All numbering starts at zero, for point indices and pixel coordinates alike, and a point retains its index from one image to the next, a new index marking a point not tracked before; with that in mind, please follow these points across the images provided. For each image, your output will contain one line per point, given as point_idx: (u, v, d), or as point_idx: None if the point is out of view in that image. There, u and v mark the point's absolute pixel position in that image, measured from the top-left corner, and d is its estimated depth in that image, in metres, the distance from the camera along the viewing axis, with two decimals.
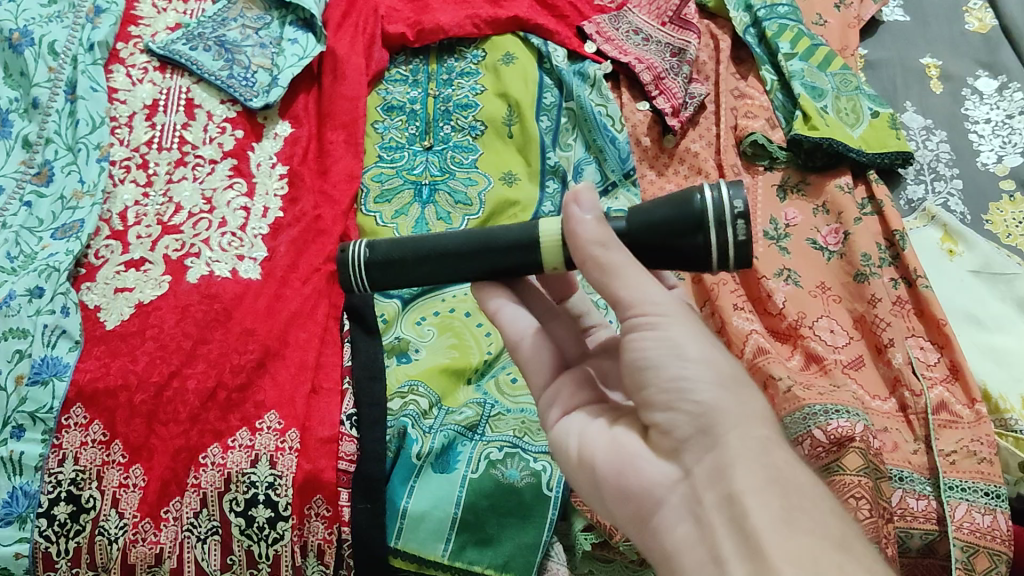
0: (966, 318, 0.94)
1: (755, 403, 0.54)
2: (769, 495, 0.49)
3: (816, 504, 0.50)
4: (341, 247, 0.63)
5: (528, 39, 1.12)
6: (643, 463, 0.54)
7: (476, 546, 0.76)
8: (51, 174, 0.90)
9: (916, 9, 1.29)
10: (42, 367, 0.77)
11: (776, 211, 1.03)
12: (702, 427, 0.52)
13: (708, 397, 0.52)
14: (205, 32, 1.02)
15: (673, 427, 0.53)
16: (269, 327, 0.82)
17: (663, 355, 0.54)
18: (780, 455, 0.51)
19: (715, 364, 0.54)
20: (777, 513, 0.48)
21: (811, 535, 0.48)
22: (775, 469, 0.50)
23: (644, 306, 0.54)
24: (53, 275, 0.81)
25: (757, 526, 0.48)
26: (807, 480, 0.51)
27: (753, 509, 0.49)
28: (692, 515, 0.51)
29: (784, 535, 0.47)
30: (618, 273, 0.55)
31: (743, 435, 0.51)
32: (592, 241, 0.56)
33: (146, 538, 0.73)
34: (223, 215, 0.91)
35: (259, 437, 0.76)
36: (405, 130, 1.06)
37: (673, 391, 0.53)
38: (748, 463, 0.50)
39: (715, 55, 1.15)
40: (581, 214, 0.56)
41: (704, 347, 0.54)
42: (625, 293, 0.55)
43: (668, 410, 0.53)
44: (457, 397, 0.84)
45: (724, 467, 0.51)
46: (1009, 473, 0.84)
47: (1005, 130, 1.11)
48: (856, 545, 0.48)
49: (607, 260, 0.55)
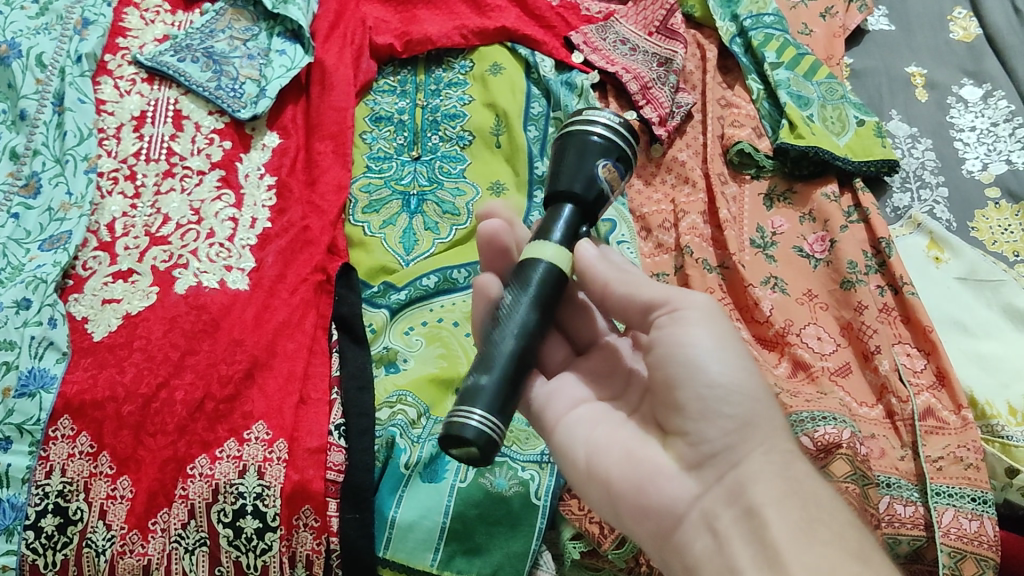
0: (953, 324, 0.95)
1: (777, 420, 0.58)
2: (790, 506, 0.53)
3: (834, 516, 0.54)
4: (459, 436, 0.50)
5: (515, 49, 1.13)
6: (664, 480, 0.57)
7: (465, 555, 0.76)
8: (39, 186, 0.89)
9: (901, 18, 1.30)
10: (30, 379, 0.77)
11: (763, 219, 1.04)
12: (730, 442, 0.56)
13: (739, 411, 0.56)
14: (194, 43, 1.02)
15: (704, 437, 0.57)
16: (257, 338, 0.82)
17: (697, 355, 0.57)
18: (801, 470, 0.56)
19: (744, 371, 0.57)
20: (796, 523, 0.52)
21: (827, 545, 0.51)
22: (794, 483, 0.55)
23: (675, 306, 0.58)
24: (41, 287, 0.81)
25: (776, 536, 0.52)
26: (825, 492, 0.55)
27: (773, 521, 0.53)
28: (711, 530, 0.55)
29: (802, 545, 0.51)
30: (641, 283, 0.60)
31: (768, 450, 0.56)
32: (604, 265, 0.60)
33: (134, 550, 0.73)
34: (211, 225, 0.91)
35: (247, 448, 0.76)
36: (393, 140, 1.06)
37: (705, 402, 0.56)
38: (769, 479, 0.55)
39: (701, 65, 1.17)
40: (591, 249, 0.60)
41: (735, 353, 0.57)
42: (651, 296, 0.59)
43: (701, 420, 0.57)
44: (446, 405, 0.83)
45: (744, 484, 0.55)
46: (995, 479, 0.84)
47: (989, 138, 1.12)
48: (874, 557, 0.52)
49: (629, 272, 0.61)
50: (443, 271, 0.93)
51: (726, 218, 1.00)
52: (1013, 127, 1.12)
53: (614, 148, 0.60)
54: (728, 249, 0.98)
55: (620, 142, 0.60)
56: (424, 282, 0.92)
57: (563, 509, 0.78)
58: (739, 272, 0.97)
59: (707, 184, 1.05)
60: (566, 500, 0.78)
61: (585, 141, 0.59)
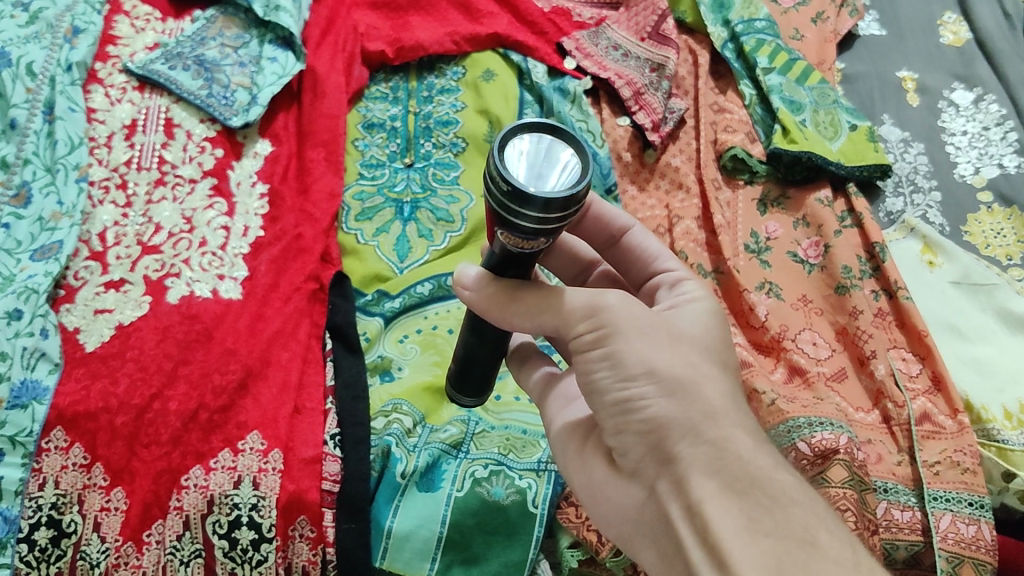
0: (947, 328, 0.95)
1: (707, 400, 0.52)
2: (727, 499, 0.49)
3: (777, 497, 0.49)
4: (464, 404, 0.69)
5: (508, 56, 1.13)
6: (613, 491, 0.56)
7: (462, 564, 0.75)
8: (29, 196, 0.88)
9: (891, 22, 1.30)
10: (22, 391, 0.75)
11: (756, 225, 1.04)
12: (653, 444, 0.52)
13: (657, 411, 0.52)
14: (184, 51, 1.01)
15: (626, 449, 0.54)
16: (250, 347, 0.82)
17: (608, 369, 0.53)
18: (734, 452, 0.51)
19: (655, 371, 0.52)
20: (739, 519, 0.48)
21: (773, 536, 0.48)
22: (729, 470, 0.50)
23: (583, 319, 0.53)
24: (33, 297, 0.80)
25: (720, 533, 0.48)
26: (765, 468, 0.51)
27: (714, 518, 0.49)
28: (665, 532, 0.52)
29: (748, 540, 0.48)
30: (546, 306, 0.53)
31: (695, 443, 0.51)
32: (495, 304, 0.54)
33: (129, 562, 0.72)
34: (203, 234, 0.90)
35: (241, 458, 0.75)
36: (385, 147, 1.06)
37: (623, 407, 0.53)
38: (702, 471, 0.50)
39: (694, 70, 1.16)
40: (473, 292, 0.54)
41: (646, 353, 0.52)
42: (562, 315, 0.53)
43: (619, 434, 0.54)
44: (441, 414, 0.83)
45: (680, 481, 0.51)
46: (992, 483, 0.84)
47: (981, 142, 1.12)
48: (823, 536, 0.48)
49: (525, 304, 0.53)
50: (437, 278, 0.93)
51: (721, 224, 1.01)
52: (1004, 131, 1.13)
53: (541, 229, 0.46)
54: (723, 255, 0.99)
55: (552, 223, 0.46)
56: (418, 289, 0.92)
57: (559, 517, 0.77)
58: (734, 277, 0.97)
59: (700, 189, 1.05)
60: (562, 508, 0.78)
61: (502, 211, 0.46)
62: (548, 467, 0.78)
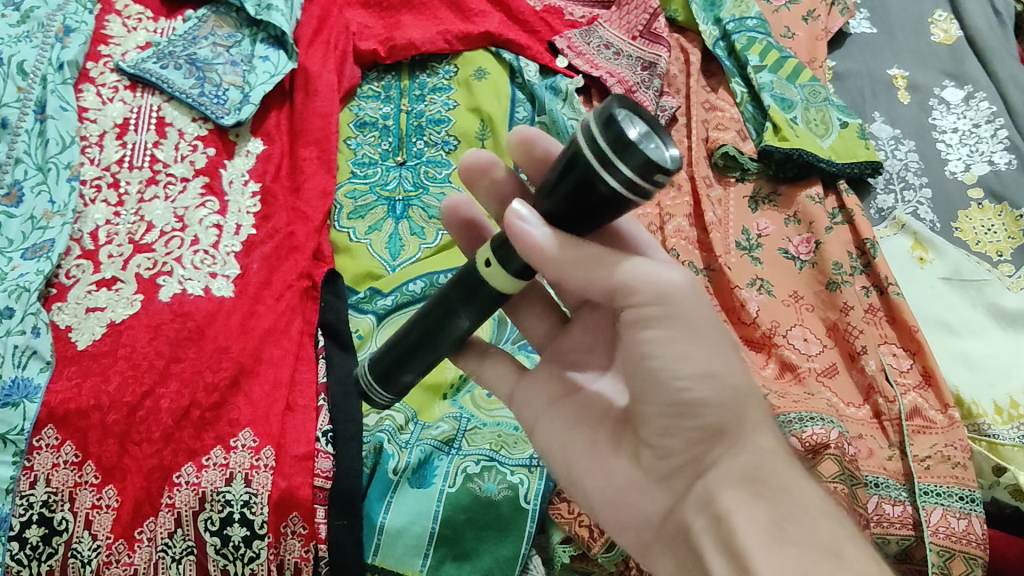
0: (939, 325, 0.95)
1: (742, 411, 0.54)
2: (758, 507, 0.52)
3: (805, 508, 0.52)
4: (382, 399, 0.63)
5: (499, 55, 1.14)
6: (636, 496, 0.58)
7: (454, 560, 0.75)
8: (21, 195, 0.88)
9: (882, 21, 1.31)
10: (13, 389, 0.75)
11: (748, 222, 1.04)
12: (693, 455, 0.55)
13: (711, 415, 0.53)
14: (176, 50, 1.01)
15: (668, 450, 0.56)
16: (243, 344, 0.82)
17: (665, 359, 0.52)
18: (771, 465, 0.53)
19: (713, 374, 0.52)
20: (765, 526, 0.51)
21: (800, 546, 0.50)
22: (762, 480, 0.53)
23: (644, 289, 0.50)
24: (24, 296, 0.80)
25: (746, 542, 0.51)
26: (797, 480, 0.53)
27: (740, 527, 0.52)
28: (685, 541, 0.55)
29: (772, 550, 0.50)
30: (607, 263, 0.50)
31: (736, 452, 0.54)
32: (561, 247, 0.48)
33: (120, 560, 0.72)
34: (195, 232, 0.90)
35: (233, 455, 0.75)
36: (378, 146, 1.06)
37: (683, 407, 0.53)
38: (733, 483, 0.53)
39: (685, 68, 1.17)
40: (537, 229, 0.48)
41: (706, 356, 0.52)
42: (623, 278, 0.50)
43: (665, 436, 0.55)
44: (434, 411, 0.84)
45: (711, 491, 0.54)
46: (982, 477, 0.85)
47: (972, 139, 1.13)
48: (849, 548, 0.50)
49: (586, 255, 0.49)
50: (429, 275, 0.93)
51: (712, 221, 1.01)
52: (994, 128, 1.13)
53: (622, 188, 0.43)
54: (714, 252, 0.99)
55: (635, 188, 0.43)
56: (411, 286, 0.92)
57: (552, 512, 0.77)
58: (725, 274, 0.97)
59: (692, 187, 1.05)
60: (556, 504, 0.77)
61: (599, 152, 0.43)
62: (541, 463, 0.77)
